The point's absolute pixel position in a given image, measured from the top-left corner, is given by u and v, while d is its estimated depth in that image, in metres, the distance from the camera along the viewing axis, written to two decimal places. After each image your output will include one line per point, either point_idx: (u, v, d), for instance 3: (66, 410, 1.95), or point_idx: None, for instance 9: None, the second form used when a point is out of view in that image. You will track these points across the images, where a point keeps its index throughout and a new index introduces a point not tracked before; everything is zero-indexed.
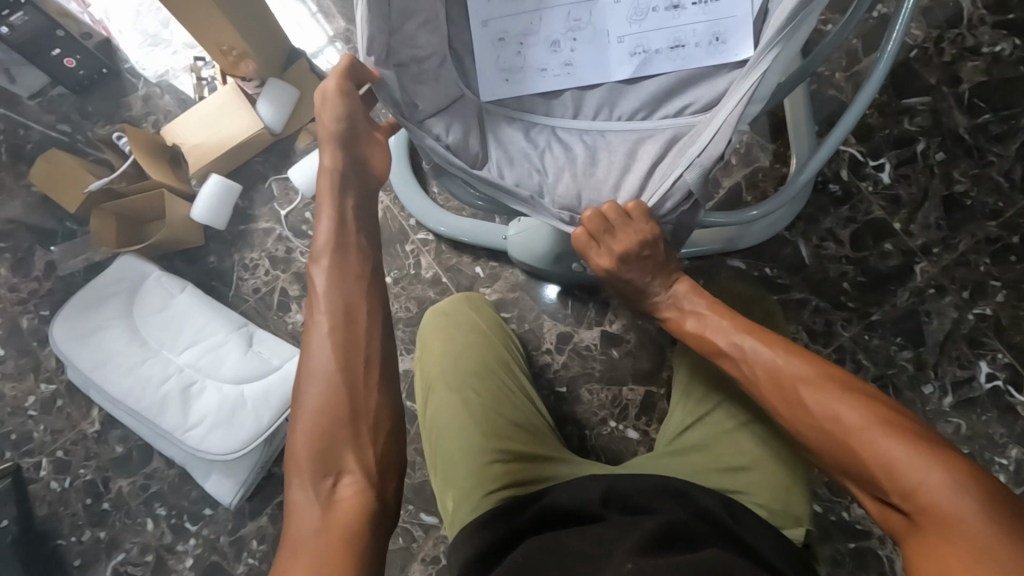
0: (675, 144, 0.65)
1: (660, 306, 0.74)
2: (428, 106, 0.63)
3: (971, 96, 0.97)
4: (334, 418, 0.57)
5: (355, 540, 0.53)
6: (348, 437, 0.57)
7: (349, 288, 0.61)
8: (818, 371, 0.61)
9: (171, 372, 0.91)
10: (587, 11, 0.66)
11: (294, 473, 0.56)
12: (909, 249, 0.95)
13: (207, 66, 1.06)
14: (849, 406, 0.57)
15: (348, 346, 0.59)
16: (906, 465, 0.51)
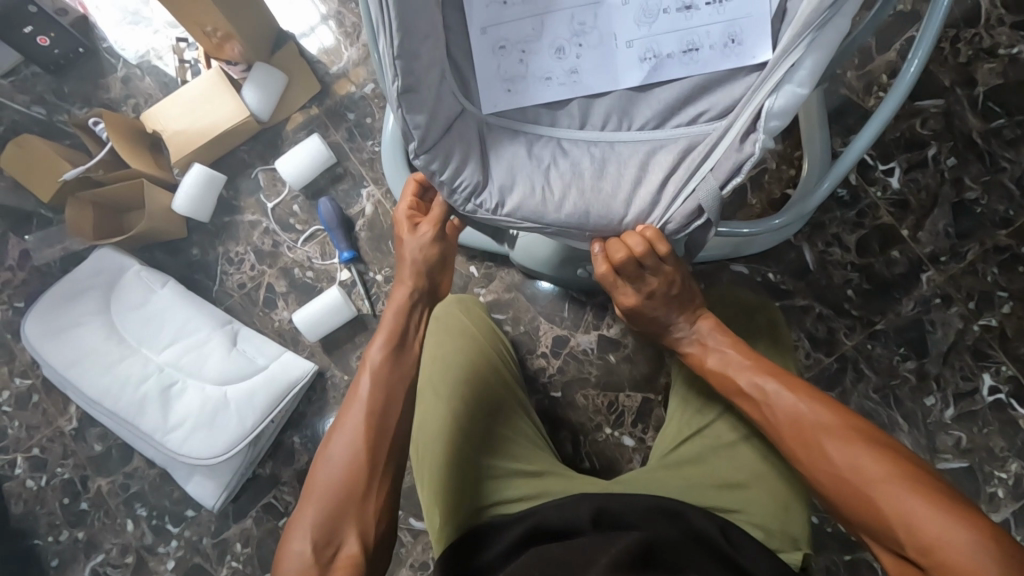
0: (689, 154, 0.63)
1: (682, 343, 0.76)
2: (430, 134, 0.61)
3: (985, 99, 0.94)
4: (349, 495, 0.60)
5: None
6: (357, 512, 0.59)
7: (394, 382, 0.65)
8: (842, 422, 0.62)
9: (150, 372, 0.88)
10: (592, 14, 0.64)
11: (296, 526, 0.58)
12: (917, 257, 0.93)
13: (189, 48, 1.01)
14: (870, 456, 0.58)
15: (380, 437, 0.62)
16: (927, 521, 0.53)
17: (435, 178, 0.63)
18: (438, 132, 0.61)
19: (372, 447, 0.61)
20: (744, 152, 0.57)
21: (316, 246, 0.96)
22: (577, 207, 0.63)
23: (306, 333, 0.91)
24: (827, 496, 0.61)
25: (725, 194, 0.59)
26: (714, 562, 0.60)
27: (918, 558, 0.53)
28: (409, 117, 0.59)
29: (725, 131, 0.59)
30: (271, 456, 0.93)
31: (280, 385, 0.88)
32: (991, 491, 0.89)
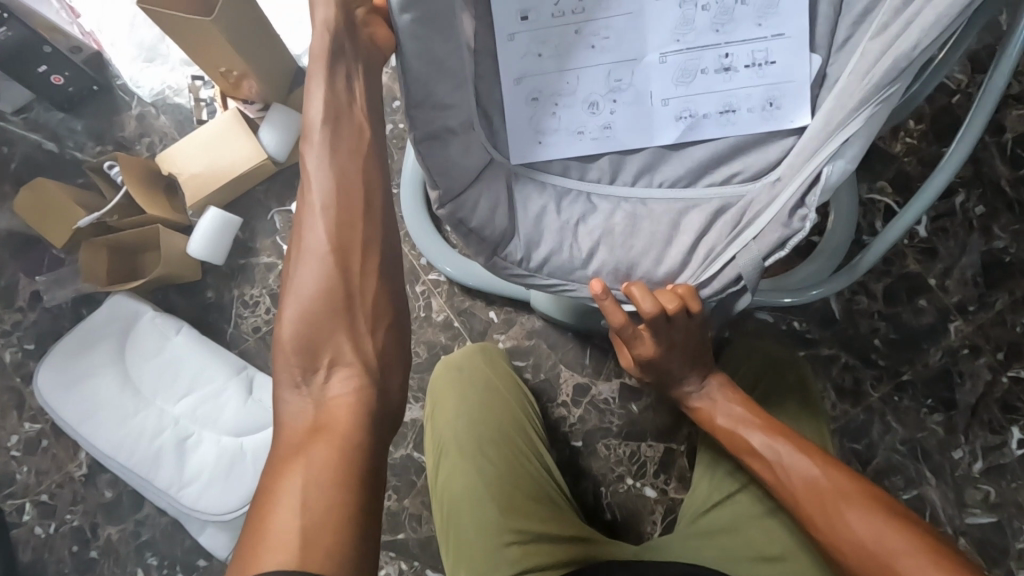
0: (724, 216, 0.65)
1: (691, 399, 0.74)
2: (455, 183, 0.61)
3: (1014, 146, 0.93)
4: (327, 308, 0.50)
5: (353, 440, 0.47)
6: (344, 327, 0.50)
7: (346, 159, 0.52)
8: (860, 490, 0.62)
9: (166, 424, 0.85)
10: (630, 70, 0.64)
11: (282, 369, 0.51)
12: (944, 307, 0.91)
13: (205, 86, 0.98)
14: (890, 525, 0.58)
15: (344, 226, 0.51)
16: None
17: (465, 222, 0.63)
18: (462, 185, 0.61)
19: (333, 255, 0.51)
20: (789, 225, 0.57)
21: None
22: (615, 272, 0.66)
23: None
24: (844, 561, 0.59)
25: (766, 266, 0.59)
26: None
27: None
28: (432, 166, 0.59)
29: (772, 201, 0.59)
30: None
31: None
32: (1020, 547, 0.87)
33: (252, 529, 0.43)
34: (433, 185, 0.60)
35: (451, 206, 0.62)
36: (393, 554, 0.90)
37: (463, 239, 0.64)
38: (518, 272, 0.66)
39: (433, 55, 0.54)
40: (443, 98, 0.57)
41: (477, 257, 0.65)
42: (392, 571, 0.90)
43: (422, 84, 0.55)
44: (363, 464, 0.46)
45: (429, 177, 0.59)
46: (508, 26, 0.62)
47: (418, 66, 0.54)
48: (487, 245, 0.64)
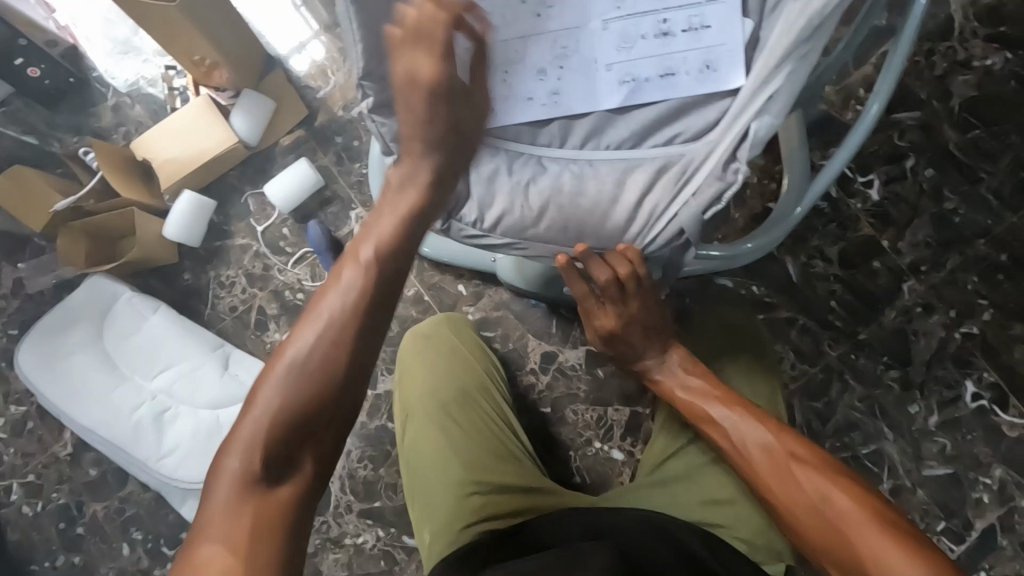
0: (665, 170, 0.66)
1: (655, 362, 0.79)
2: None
3: (961, 111, 0.96)
4: (313, 374, 0.54)
5: (276, 537, 0.50)
6: (310, 446, 0.54)
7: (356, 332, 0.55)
8: (815, 460, 0.64)
9: (144, 399, 0.88)
10: (573, 38, 0.69)
11: (251, 413, 0.53)
12: (898, 268, 0.94)
13: (179, 75, 1.01)
14: (838, 487, 0.60)
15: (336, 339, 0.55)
16: (889, 554, 0.54)
17: None
18: (412, 148, 0.64)
19: (341, 330, 0.55)
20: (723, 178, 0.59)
21: (306, 268, 0.98)
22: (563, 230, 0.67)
23: None
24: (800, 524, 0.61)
25: (705, 218, 0.61)
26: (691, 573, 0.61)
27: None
28: (385, 129, 0.62)
29: (707, 156, 0.61)
30: None
31: None
32: (976, 497, 0.91)
33: (231, 540, 0.49)
34: (390, 148, 0.63)
35: (402, 166, 0.65)
36: (370, 522, 0.93)
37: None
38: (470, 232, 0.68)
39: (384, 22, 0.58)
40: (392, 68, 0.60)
41: (429, 217, 0.67)
42: (370, 538, 0.92)
43: (375, 53, 0.58)
44: (278, 553, 0.49)
45: (381, 135, 0.62)
46: None
47: (367, 37, 0.57)
48: (437, 204, 0.66)
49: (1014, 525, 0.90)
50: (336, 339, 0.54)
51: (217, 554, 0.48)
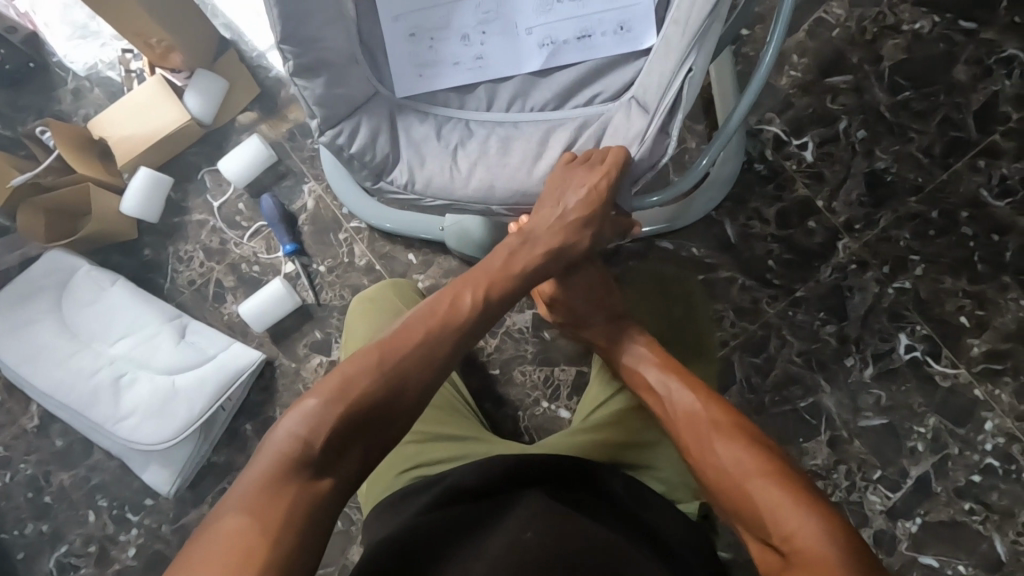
0: (587, 130, 0.70)
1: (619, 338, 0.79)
2: (333, 111, 0.66)
3: (891, 74, 0.99)
4: (386, 381, 0.59)
5: (296, 522, 0.51)
6: (358, 448, 0.56)
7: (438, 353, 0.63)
8: (733, 429, 0.65)
9: (102, 363, 0.91)
10: (495, 3, 0.70)
11: (319, 391, 0.57)
12: (833, 226, 0.97)
13: (135, 58, 1.05)
14: (751, 453, 0.62)
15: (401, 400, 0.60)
16: (787, 512, 0.56)
17: (344, 148, 0.68)
18: (341, 114, 0.66)
19: (434, 338, 0.63)
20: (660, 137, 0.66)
21: (262, 241, 1.01)
22: (488, 188, 0.68)
23: (253, 324, 0.97)
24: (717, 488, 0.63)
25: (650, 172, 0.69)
26: (620, 518, 0.64)
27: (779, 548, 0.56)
28: (308, 92, 0.64)
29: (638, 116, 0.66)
30: (225, 444, 0.98)
31: (228, 374, 0.92)
32: (911, 446, 0.93)
33: (254, 509, 0.50)
34: (315, 112, 0.65)
35: (332, 132, 0.67)
36: None
37: (346, 164, 0.69)
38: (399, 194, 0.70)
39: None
40: (314, 33, 0.62)
41: (364, 180, 0.70)
42: None
43: (295, 18, 0.60)
44: (297, 535, 0.50)
45: (307, 103, 0.65)
46: None
47: (284, 4, 0.60)
48: (367, 168, 0.68)
49: (948, 471, 0.93)
50: (424, 346, 0.62)
51: (243, 521, 0.49)
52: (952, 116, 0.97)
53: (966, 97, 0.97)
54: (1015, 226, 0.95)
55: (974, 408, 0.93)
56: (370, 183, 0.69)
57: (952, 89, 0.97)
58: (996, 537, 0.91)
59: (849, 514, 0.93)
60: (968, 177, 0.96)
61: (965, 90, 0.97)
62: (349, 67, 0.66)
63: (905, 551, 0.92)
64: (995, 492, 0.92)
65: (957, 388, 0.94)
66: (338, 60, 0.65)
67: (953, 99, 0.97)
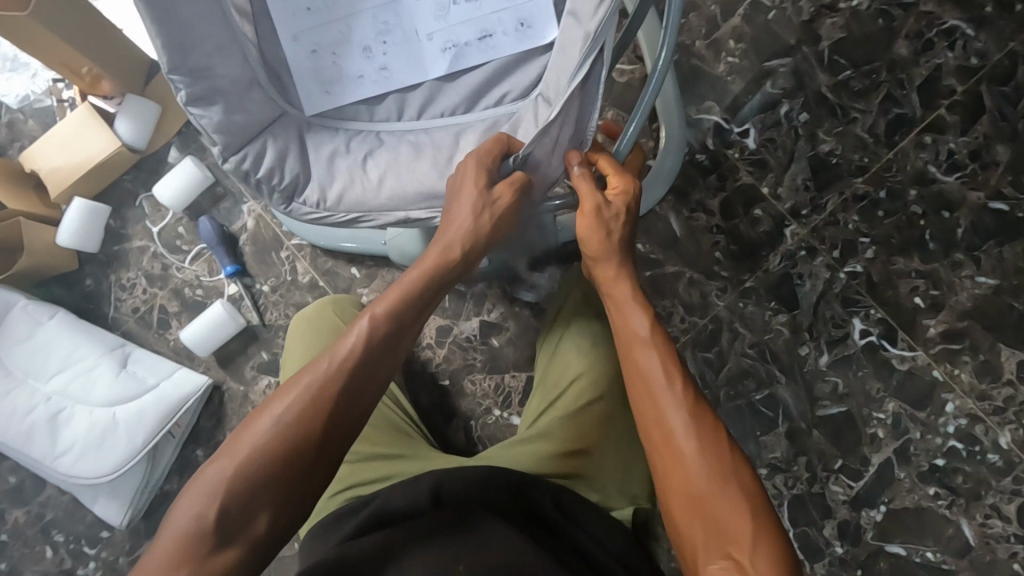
0: (499, 129, 0.69)
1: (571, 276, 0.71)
2: (235, 137, 0.63)
3: (831, 54, 0.96)
4: (342, 384, 0.57)
5: (253, 516, 0.52)
6: (317, 452, 0.55)
7: (387, 352, 0.59)
8: (694, 412, 0.58)
9: (38, 400, 0.90)
10: (392, 12, 0.68)
11: (275, 400, 0.55)
12: (778, 214, 0.95)
13: (66, 87, 1.03)
14: (677, 417, 0.58)
15: (358, 394, 0.58)
16: (700, 481, 0.55)
17: (250, 174, 0.64)
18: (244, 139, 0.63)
19: (389, 339, 0.60)
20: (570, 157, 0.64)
21: (203, 264, 1.00)
22: (404, 192, 0.66)
23: (196, 349, 0.96)
24: (661, 471, 0.57)
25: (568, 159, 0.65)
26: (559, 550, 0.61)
27: (721, 554, 0.52)
28: (205, 121, 0.61)
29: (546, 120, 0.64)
30: (177, 472, 0.97)
31: (172, 401, 0.92)
32: (871, 433, 0.91)
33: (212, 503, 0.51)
34: (214, 140, 0.62)
35: (235, 158, 0.63)
36: None
37: (255, 190, 0.65)
38: (314, 214, 0.66)
39: (181, 18, 0.57)
40: (203, 61, 0.60)
41: (277, 205, 0.66)
42: None
43: (180, 49, 0.58)
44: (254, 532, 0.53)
45: (203, 130, 0.61)
46: None
47: (165, 34, 0.56)
48: (277, 191, 0.65)
49: (910, 457, 0.90)
50: (318, 389, 0.56)
51: (202, 514, 0.51)
52: (895, 93, 0.95)
53: (908, 72, 0.95)
54: (965, 202, 0.92)
55: (933, 391, 0.91)
56: (281, 204, 0.66)
57: (893, 66, 0.95)
58: (964, 521, 0.89)
59: (811, 506, 0.91)
60: (914, 154, 0.94)
61: (908, 65, 0.95)
62: (247, 94, 0.64)
63: (870, 541, 0.90)
64: (961, 476, 0.89)
65: (915, 371, 0.91)
66: (231, 88, 0.63)
67: (895, 75, 0.95)
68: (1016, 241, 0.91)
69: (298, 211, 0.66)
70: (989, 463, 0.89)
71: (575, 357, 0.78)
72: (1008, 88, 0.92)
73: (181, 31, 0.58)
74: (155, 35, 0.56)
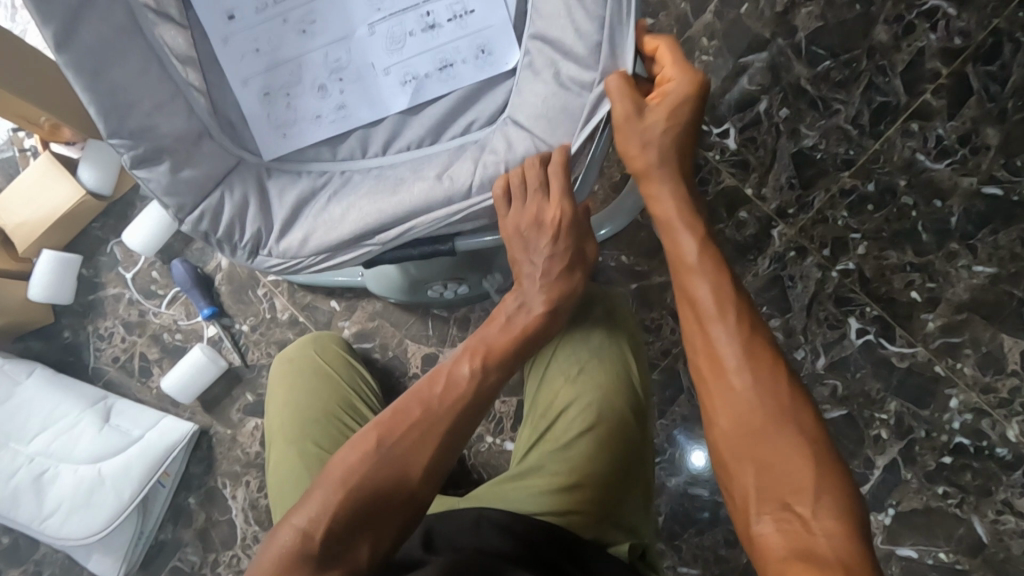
0: (466, 153, 0.64)
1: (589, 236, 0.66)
2: (187, 197, 0.60)
3: (808, 45, 0.93)
4: (440, 411, 0.57)
5: (359, 542, 0.51)
6: (417, 474, 0.54)
7: (485, 384, 0.60)
8: (747, 344, 0.54)
9: (20, 463, 0.88)
10: (345, 48, 0.65)
11: (373, 426, 0.56)
12: (764, 215, 0.93)
13: (27, 136, 1.01)
14: (733, 342, 0.54)
15: (460, 420, 0.58)
16: (759, 419, 0.51)
17: (210, 234, 0.62)
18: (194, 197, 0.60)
19: (485, 370, 0.61)
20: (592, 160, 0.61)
21: (180, 308, 0.98)
22: (368, 224, 0.61)
23: (177, 397, 0.94)
24: (704, 395, 0.55)
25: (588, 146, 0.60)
26: None
27: (777, 502, 0.48)
28: (153, 185, 0.59)
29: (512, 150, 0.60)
30: (170, 521, 0.95)
31: (157, 451, 0.90)
32: (874, 434, 0.89)
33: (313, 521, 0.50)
34: (167, 203, 0.60)
35: (191, 217, 0.61)
36: None
37: (217, 248, 0.63)
38: (280, 265, 0.64)
39: (114, 82, 0.55)
40: (144, 121, 0.58)
41: (244, 260, 0.64)
42: None
43: (116, 110, 0.56)
44: (360, 551, 0.51)
45: (154, 196, 0.59)
46: (218, 28, 0.65)
47: (97, 98, 0.55)
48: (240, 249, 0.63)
49: (916, 456, 0.88)
50: (427, 421, 0.56)
51: (305, 535, 0.50)
52: (878, 81, 0.91)
53: (889, 58, 0.91)
54: (957, 189, 0.89)
55: (936, 387, 0.88)
56: (249, 256, 0.64)
57: (874, 52, 0.91)
58: (975, 520, 0.86)
59: None
60: (901, 143, 0.91)
61: (889, 51, 0.91)
62: (197, 148, 0.62)
63: (880, 545, 0.87)
64: (968, 473, 0.87)
65: (915, 368, 0.89)
66: (178, 144, 0.60)
67: (876, 62, 0.91)
68: (1013, 226, 0.87)
69: (266, 264, 0.64)
70: (997, 458, 0.86)
71: (565, 382, 0.76)
72: (995, 67, 0.89)
73: (117, 92, 0.56)
74: (89, 99, 0.54)
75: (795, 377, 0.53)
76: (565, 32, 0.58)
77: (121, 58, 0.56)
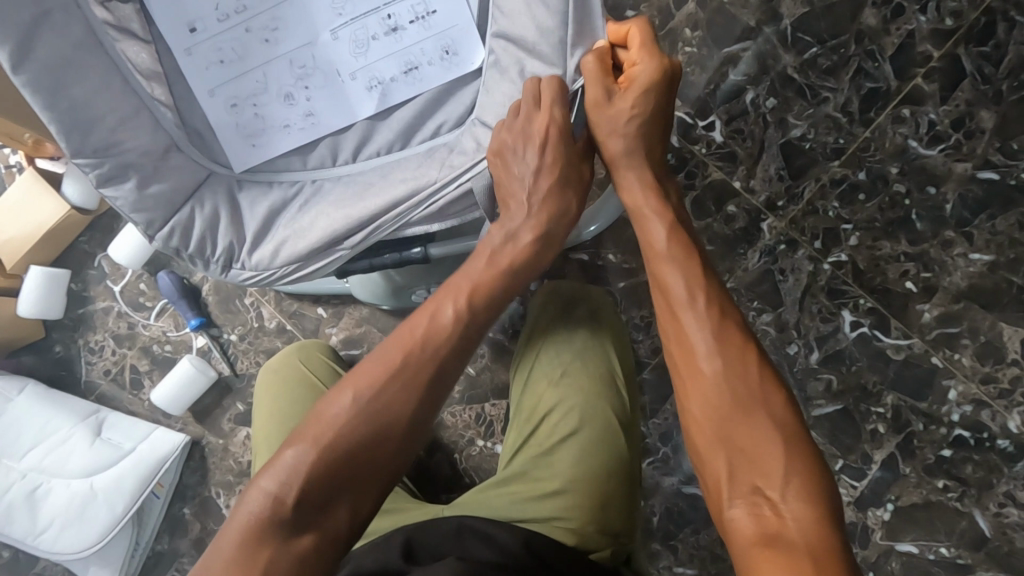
0: (435, 155, 0.62)
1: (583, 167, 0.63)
2: (155, 212, 0.60)
3: (794, 32, 0.90)
4: (420, 364, 0.56)
5: (334, 500, 0.51)
6: (394, 430, 0.54)
7: (468, 329, 0.59)
8: (722, 328, 0.53)
9: (14, 479, 0.89)
10: (310, 55, 0.65)
11: (349, 383, 0.55)
12: (753, 208, 0.91)
13: (12, 153, 1.01)
14: (705, 330, 0.53)
15: (438, 371, 0.57)
16: (730, 399, 0.50)
17: (181, 250, 0.61)
18: (163, 211, 0.60)
19: (469, 314, 0.59)
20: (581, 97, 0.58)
21: (169, 319, 0.98)
22: (337, 233, 0.60)
23: (167, 409, 0.94)
24: (680, 386, 0.54)
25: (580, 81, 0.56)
26: None
27: (749, 486, 0.47)
28: (120, 202, 0.59)
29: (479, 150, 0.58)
30: (166, 532, 0.95)
31: (148, 464, 0.91)
32: (872, 428, 0.87)
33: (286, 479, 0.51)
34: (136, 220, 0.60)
35: (161, 233, 0.60)
36: None
37: (190, 264, 0.62)
38: (252, 278, 0.63)
39: (75, 98, 0.55)
40: (107, 137, 0.57)
41: (217, 275, 0.63)
42: None
43: (78, 127, 0.55)
44: (335, 509, 0.51)
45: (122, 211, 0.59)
46: (181, 40, 0.64)
47: (58, 116, 0.54)
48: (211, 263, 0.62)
49: (915, 450, 0.86)
50: (405, 370, 0.56)
51: (278, 493, 0.50)
52: (867, 66, 0.89)
53: (878, 42, 0.89)
54: (951, 175, 0.87)
55: (934, 379, 0.86)
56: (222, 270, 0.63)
57: (862, 37, 0.89)
58: (977, 513, 0.84)
59: None
60: (892, 129, 0.88)
61: (877, 35, 0.89)
62: (165, 161, 0.61)
63: (880, 541, 0.86)
64: (969, 465, 0.85)
65: (912, 360, 0.87)
66: (144, 159, 0.60)
67: (865, 47, 0.89)
68: (1010, 211, 0.85)
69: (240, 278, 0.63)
70: (998, 449, 0.84)
71: (549, 386, 0.75)
72: (988, 48, 0.86)
73: (77, 109, 0.55)
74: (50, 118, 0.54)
75: (769, 363, 0.52)
76: (526, 30, 0.55)
77: (80, 73, 0.56)
